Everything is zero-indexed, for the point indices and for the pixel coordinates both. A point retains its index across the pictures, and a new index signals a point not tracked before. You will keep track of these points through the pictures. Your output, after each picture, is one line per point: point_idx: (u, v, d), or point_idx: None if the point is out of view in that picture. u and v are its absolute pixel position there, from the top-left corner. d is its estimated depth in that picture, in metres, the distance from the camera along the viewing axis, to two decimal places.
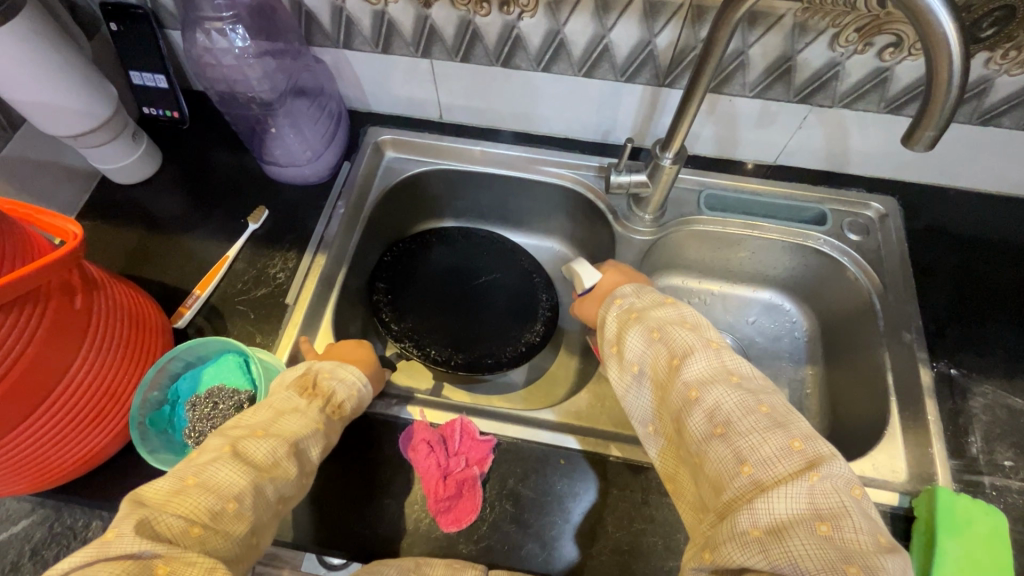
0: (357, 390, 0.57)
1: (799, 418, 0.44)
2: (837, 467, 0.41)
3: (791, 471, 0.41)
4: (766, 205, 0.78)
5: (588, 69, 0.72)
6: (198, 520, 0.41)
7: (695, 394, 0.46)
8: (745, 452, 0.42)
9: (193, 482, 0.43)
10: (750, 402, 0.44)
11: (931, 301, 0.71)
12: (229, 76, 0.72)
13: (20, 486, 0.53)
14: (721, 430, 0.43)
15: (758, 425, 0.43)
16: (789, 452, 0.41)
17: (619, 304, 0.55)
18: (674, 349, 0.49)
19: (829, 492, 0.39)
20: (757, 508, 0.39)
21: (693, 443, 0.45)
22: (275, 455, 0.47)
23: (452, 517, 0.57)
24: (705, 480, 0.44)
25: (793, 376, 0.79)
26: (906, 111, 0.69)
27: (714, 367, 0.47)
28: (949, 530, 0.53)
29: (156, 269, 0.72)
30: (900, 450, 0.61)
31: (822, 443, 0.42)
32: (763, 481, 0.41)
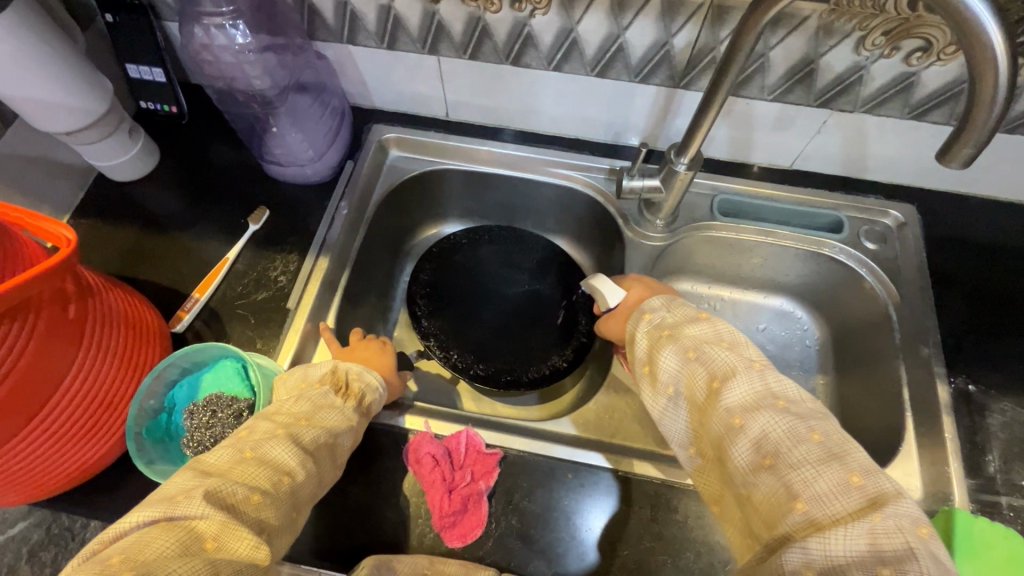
0: (380, 392, 0.57)
1: (856, 448, 0.42)
2: (903, 506, 0.38)
3: (851, 509, 0.39)
4: (780, 210, 0.76)
5: (601, 69, 0.69)
6: (258, 490, 0.41)
7: (739, 422, 0.44)
8: (798, 486, 0.40)
9: (252, 455, 0.44)
10: (801, 429, 0.42)
11: (949, 314, 0.69)
12: (227, 73, 0.70)
13: (14, 497, 0.52)
14: (770, 462, 0.42)
15: (811, 456, 0.41)
16: (847, 488, 0.40)
17: (648, 319, 0.54)
18: (714, 370, 0.47)
19: (892, 532, 0.37)
20: (810, 546, 0.38)
21: (740, 476, 0.44)
22: (318, 443, 0.47)
23: (457, 532, 0.56)
24: (756, 514, 0.43)
25: (804, 387, 0.77)
26: (931, 117, 0.66)
27: (758, 391, 0.45)
28: (967, 555, 0.52)
29: (153, 269, 0.70)
30: (915, 467, 0.60)
31: (883, 479, 0.40)
32: (819, 519, 0.39)
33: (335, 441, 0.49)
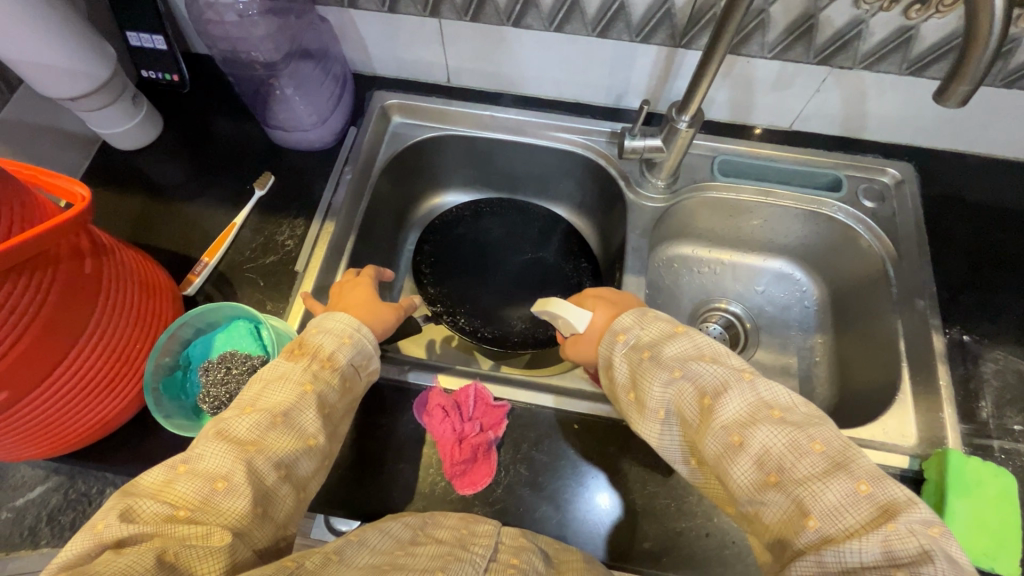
0: (349, 338, 0.54)
1: (860, 454, 0.42)
2: (917, 511, 0.39)
3: (863, 521, 0.39)
4: (780, 171, 0.77)
5: (603, 29, 0.70)
6: (185, 505, 0.42)
7: (738, 440, 0.44)
8: (808, 502, 0.41)
9: (183, 469, 0.44)
10: (802, 441, 0.43)
11: (945, 269, 0.70)
12: (232, 34, 0.67)
13: (34, 451, 0.53)
14: (775, 479, 0.43)
15: (815, 469, 0.42)
16: (856, 498, 0.40)
17: (623, 340, 0.53)
18: (704, 388, 0.47)
19: (905, 538, 0.37)
20: (826, 557, 0.39)
21: (745, 495, 0.44)
22: (258, 429, 0.47)
23: (467, 480, 0.58)
24: (767, 530, 0.44)
25: (802, 345, 0.80)
26: (929, 72, 0.67)
27: (752, 403, 0.46)
28: (959, 491, 0.54)
29: (162, 235, 0.71)
30: (910, 415, 0.62)
31: (892, 486, 0.40)
32: (832, 534, 0.40)
33: (286, 422, 0.48)
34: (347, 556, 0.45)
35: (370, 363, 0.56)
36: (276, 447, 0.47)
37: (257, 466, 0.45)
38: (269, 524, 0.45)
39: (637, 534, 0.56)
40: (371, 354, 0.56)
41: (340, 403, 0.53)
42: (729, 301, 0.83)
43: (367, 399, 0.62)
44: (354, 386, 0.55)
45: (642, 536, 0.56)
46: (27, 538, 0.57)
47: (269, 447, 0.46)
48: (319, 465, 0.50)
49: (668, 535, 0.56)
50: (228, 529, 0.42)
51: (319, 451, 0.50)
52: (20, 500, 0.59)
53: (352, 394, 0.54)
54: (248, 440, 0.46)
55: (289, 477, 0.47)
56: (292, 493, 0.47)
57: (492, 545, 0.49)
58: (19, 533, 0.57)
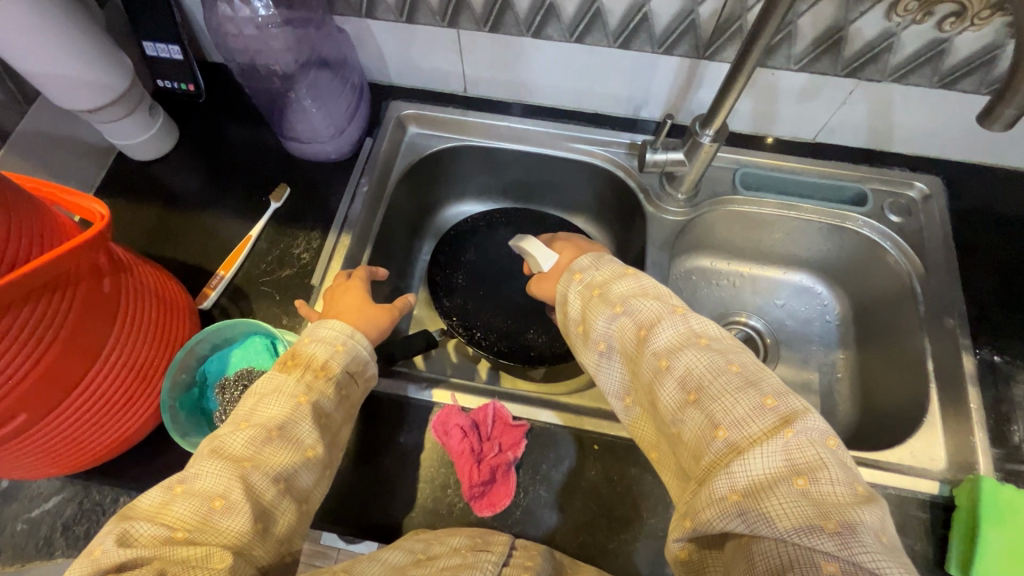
0: (342, 346, 0.53)
1: (771, 374, 0.44)
2: (812, 420, 0.40)
3: (767, 430, 0.40)
4: (803, 184, 0.75)
5: (624, 40, 0.69)
6: (183, 526, 0.42)
7: (665, 363, 0.46)
8: (718, 415, 0.42)
9: (179, 490, 0.44)
10: (721, 362, 0.44)
11: (974, 286, 0.69)
12: (251, 47, 0.69)
13: (51, 469, 0.53)
14: (694, 398, 0.44)
15: (729, 386, 0.43)
16: (762, 410, 0.41)
17: (579, 279, 0.55)
18: (640, 320, 0.49)
19: (804, 446, 0.39)
20: (734, 471, 0.39)
21: (669, 416, 0.45)
22: (254, 445, 0.46)
23: (486, 501, 0.57)
24: (684, 450, 0.44)
25: (823, 360, 0.78)
26: (961, 85, 0.65)
27: (682, 332, 0.47)
28: (994, 521, 0.52)
29: (179, 246, 0.71)
30: (939, 437, 0.60)
31: (793, 398, 0.42)
32: (739, 444, 0.41)
33: (282, 436, 0.47)
34: None
35: (367, 369, 0.55)
36: (272, 461, 0.46)
37: (254, 483, 0.45)
38: (270, 539, 0.44)
39: (658, 558, 0.55)
40: (366, 360, 0.55)
41: (337, 412, 0.52)
42: (750, 314, 0.81)
43: (384, 417, 0.62)
44: (351, 394, 0.54)
45: (663, 560, 0.55)
46: (42, 549, 0.57)
47: (265, 462, 0.46)
48: (320, 475, 0.49)
49: None
50: (227, 548, 0.41)
51: (318, 461, 0.49)
52: (36, 511, 0.58)
53: (350, 402, 0.54)
54: (244, 456, 0.46)
55: (290, 489, 0.47)
56: (294, 506, 0.47)
57: (505, 552, 0.48)
58: (35, 544, 0.57)
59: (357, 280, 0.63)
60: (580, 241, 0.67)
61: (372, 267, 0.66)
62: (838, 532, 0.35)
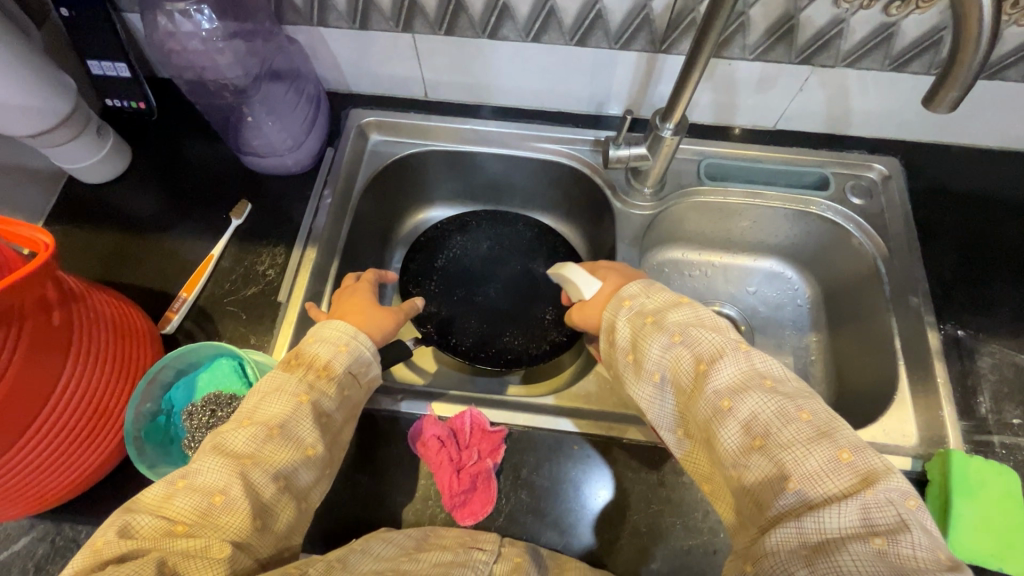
0: (345, 346, 0.53)
1: (845, 426, 0.42)
2: (894, 481, 0.39)
3: (843, 487, 0.39)
4: (766, 172, 0.76)
5: (581, 37, 0.68)
6: (183, 520, 0.42)
7: (727, 404, 0.44)
8: (790, 465, 0.41)
9: (182, 484, 0.44)
10: (790, 409, 0.43)
11: (938, 263, 0.70)
12: (196, 62, 0.67)
13: (14, 511, 0.51)
14: (760, 443, 0.42)
15: (800, 435, 0.42)
16: (838, 466, 0.40)
17: (628, 306, 0.53)
18: (699, 353, 0.47)
19: (883, 506, 0.38)
20: (805, 521, 0.38)
21: (729, 459, 0.44)
22: (254, 444, 0.46)
23: (468, 510, 0.56)
24: (746, 496, 0.43)
25: (798, 345, 0.79)
26: (911, 67, 0.66)
27: (745, 371, 0.45)
28: (963, 494, 0.54)
29: (139, 271, 0.69)
30: (910, 414, 0.61)
31: (873, 456, 0.40)
32: (811, 498, 0.40)
33: (283, 434, 0.47)
34: (351, 564, 0.46)
35: (369, 371, 0.54)
36: (273, 459, 0.46)
37: (254, 480, 0.44)
38: (269, 535, 0.44)
39: (645, 555, 0.55)
40: (370, 361, 0.54)
41: (339, 411, 0.51)
42: (723, 303, 0.82)
43: (360, 432, 0.61)
44: (353, 395, 0.53)
45: (648, 556, 0.55)
46: None
47: (265, 459, 0.45)
48: (320, 474, 0.49)
49: (674, 555, 0.55)
50: (226, 541, 0.42)
51: (318, 460, 0.49)
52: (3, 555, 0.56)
53: (351, 403, 0.53)
54: (244, 453, 0.45)
55: (289, 487, 0.46)
56: (293, 503, 0.46)
57: (495, 549, 0.51)
58: None
59: (365, 285, 0.63)
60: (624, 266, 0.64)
61: (382, 270, 0.68)
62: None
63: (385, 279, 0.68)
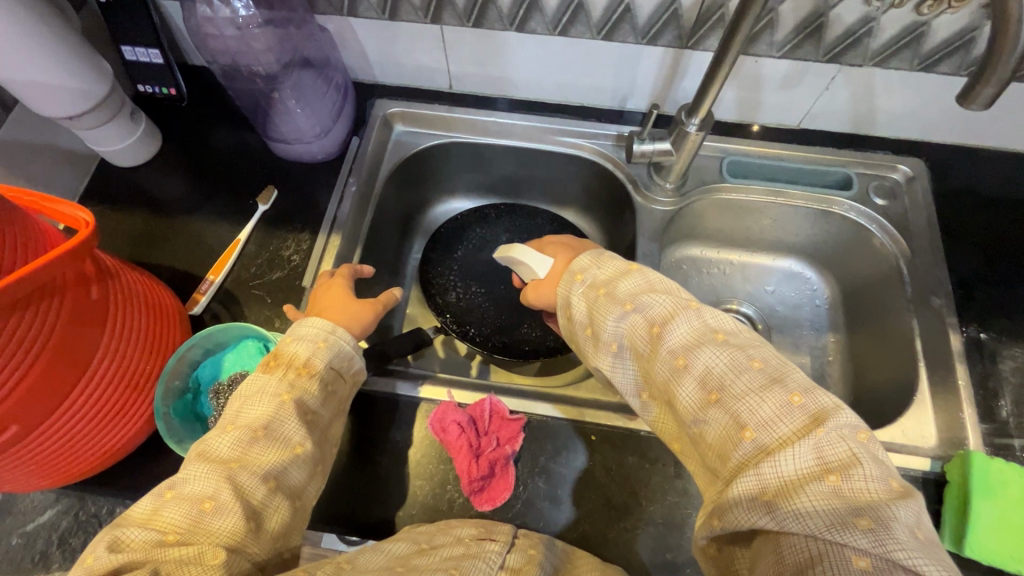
0: (324, 342, 0.54)
1: (795, 370, 0.42)
2: (843, 417, 0.39)
3: (794, 429, 0.39)
4: (789, 171, 0.76)
5: (608, 31, 0.69)
6: (174, 530, 0.42)
7: (682, 362, 0.44)
8: (744, 415, 0.41)
9: (170, 495, 0.44)
10: (741, 359, 0.43)
11: (961, 264, 0.70)
12: (233, 48, 0.68)
13: (46, 481, 0.53)
14: (715, 397, 0.42)
15: (753, 384, 0.42)
16: (789, 408, 0.40)
17: (581, 280, 0.54)
18: (652, 318, 0.48)
19: (834, 441, 0.37)
20: (763, 470, 0.38)
21: (689, 416, 0.44)
22: (239, 446, 0.47)
23: (486, 496, 0.57)
24: (709, 451, 0.43)
25: (815, 345, 0.79)
26: (940, 68, 0.66)
27: (697, 328, 0.46)
28: (983, 493, 0.54)
29: (166, 253, 0.70)
30: (930, 415, 0.61)
31: (821, 395, 0.40)
32: (767, 445, 0.39)
33: (269, 435, 0.48)
34: (360, 563, 0.46)
35: (352, 364, 0.56)
36: (260, 461, 0.47)
37: (243, 482, 0.45)
38: (264, 536, 0.45)
39: (660, 545, 0.56)
40: (351, 355, 0.56)
41: (324, 408, 0.53)
42: (741, 302, 0.82)
43: (382, 416, 0.62)
44: (338, 390, 0.55)
45: (663, 546, 0.56)
46: (38, 562, 0.56)
47: (252, 462, 0.46)
48: (311, 472, 0.50)
49: (689, 545, 0.56)
50: (220, 545, 0.42)
51: (307, 458, 0.50)
52: (30, 525, 0.58)
53: (337, 399, 0.54)
54: (230, 457, 0.47)
55: (280, 487, 0.47)
56: (285, 504, 0.47)
57: (508, 540, 0.50)
58: (30, 558, 0.56)
59: (339, 278, 0.63)
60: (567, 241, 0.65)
61: (358, 265, 0.66)
62: (871, 529, 0.34)
63: (362, 274, 0.66)
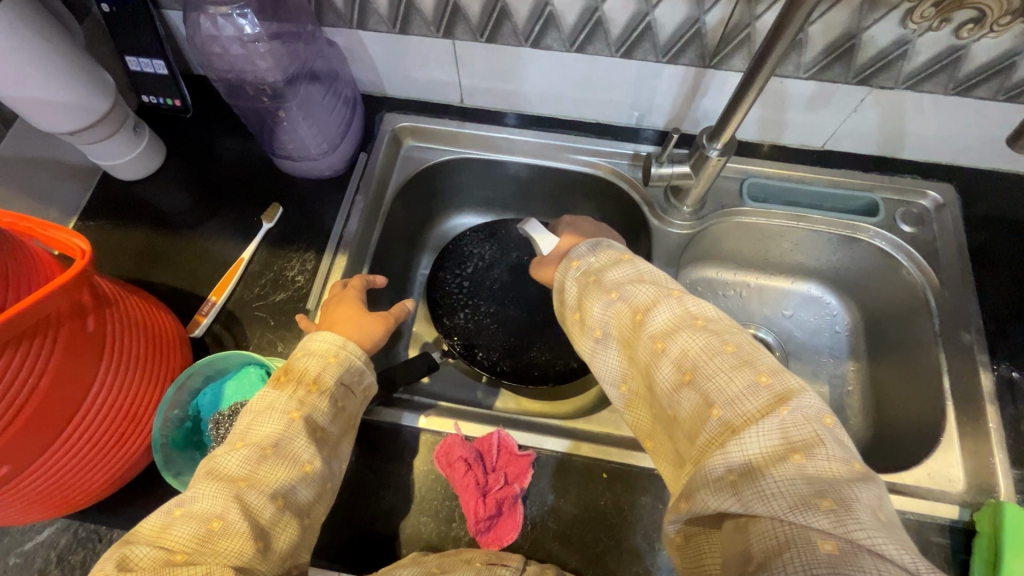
0: (335, 357, 0.53)
1: (767, 354, 0.42)
2: (808, 398, 0.39)
3: (760, 408, 0.39)
4: (812, 194, 0.73)
5: (627, 49, 0.66)
6: (182, 549, 0.41)
7: (661, 346, 0.44)
8: (713, 394, 0.40)
9: (179, 513, 0.43)
10: (716, 342, 0.43)
11: (993, 298, 0.67)
12: (238, 65, 0.66)
13: (43, 513, 0.51)
14: (689, 377, 0.42)
15: (725, 365, 0.41)
16: (756, 389, 0.40)
17: (575, 267, 0.55)
18: (636, 306, 0.48)
19: (800, 423, 0.37)
20: (729, 450, 0.37)
21: (664, 398, 0.43)
22: (248, 465, 0.46)
23: (493, 535, 0.54)
24: (680, 432, 0.42)
25: (834, 373, 0.76)
26: (977, 92, 0.63)
27: (677, 314, 0.46)
28: (1016, 552, 0.51)
29: (168, 271, 0.68)
30: (957, 458, 0.58)
31: (790, 377, 0.40)
32: (733, 422, 0.39)
33: (278, 453, 0.46)
34: None
35: (363, 379, 0.54)
36: (269, 479, 0.45)
37: (252, 501, 0.44)
38: (272, 557, 0.43)
39: None
40: (362, 370, 0.54)
41: (333, 425, 0.51)
42: (758, 326, 0.79)
43: (387, 447, 0.60)
44: (348, 406, 0.52)
45: None
46: None
47: (261, 480, 0.45)
48: (320, 490, 0.48)
49: None
50: (228, 565, 0.40)
51: (316, 477, 0.48)
52: (27, 545, 0.56)
53: (347, 414, 0.52)
54: (239, 475, 0.45)
55: (289, 505, 0.46)
56: (295, 521, 0.46)
57: (519, 566, 0.49)
58: None
59: (351, 289, 0.62)
60: (570, 224, 0.65)
61: (371, 275, 0.64)
62: (833, 509, 0.33)
63: (375, 284, 0.64)
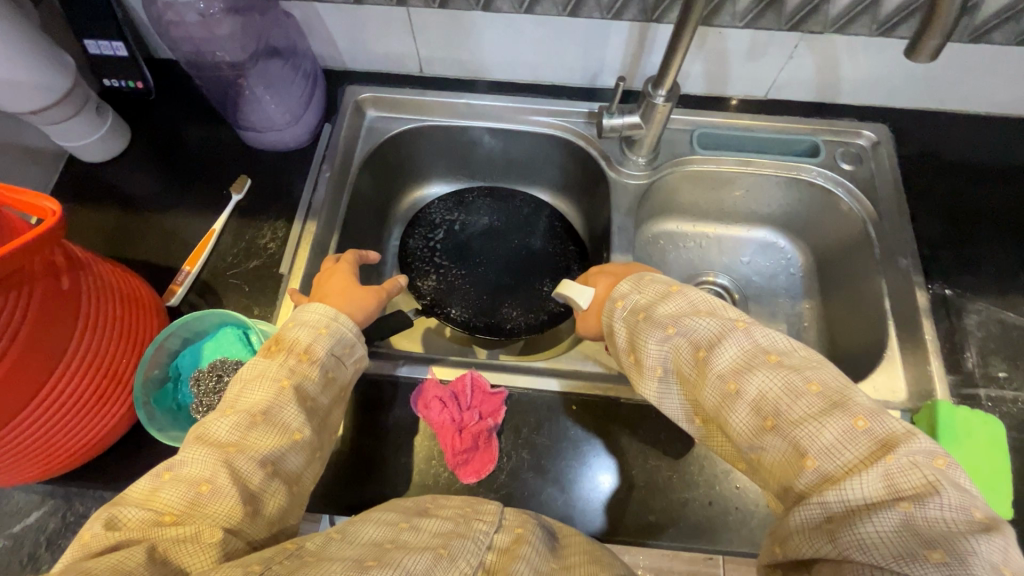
0: (326, 328, 0.53)
1: (856, 393, 0.41)
2: (916, 442, 0.37)
3: (862, 456, 0.37)
4: (758, 141, 0.77)
5: (573, 8, 0.70)
6: (171, 511, 0.41)
7: (734, 387, 0.43)
8: (804, 442, 0.39)
9: (168, 476, 0.43)
10: (797, 382, 0.41)
11: (926, 226, 0.71)
12: (195, 35, 0.68)
13: (30, 474, 0.53)
14: (772, 423, 0.41)
15: (812, 409, 0.40)
16: (854, 434, 0.38)
17: (621, 307, 0.52)
18: (698, 341, 0.46)
19: (908, 469, 0.35)
20: (827, 498, 0.37)
21: (745, 442, 0.43)
22: (238, 431, 0.46)
23: (471, 468, 0.58)
24: (770, 475, 0.42)
25: (791, 312, 0.80)
26: (898, 32, 0.68)
27: (748, 349, 0.44)
28: (950, 441, 0.55)
29: (140, 248, 0.70)
30: (899, 371, 0.63)
31: (890, 420, 0.38)
32: (832, 473, 0.38)
33: (267, 420, 0.47)
34: (349, 534, 0.44)
35: (354, 351, 0.54)
36: (258, 446, 0.45)
37: (240, 467, 0.44)
38: (261, 520, 0.44)
39: (643, 508, 0.57)
40: (353, 342, 0.54)
41: (323, 396, 0.51)
42: (717, 273, 0.83)
43: (366, 399, 0.62)
44: (339, 376, 0.53)
45: (646, 509, 0.57)
46: (27, 565, 0.56)
47: (250, 447, 0.45)
48: (309, 458, 0.49)
49: (673, 506, 0.57)
50: (219, 527, 0.41)
51: (305, 444, 0.48)
52: (16, 528, 0.58)
53: (338, 384, 0.53)
54: (228, 441, 0.45)
55: (278, 472, 0.46)
56: (283, 488, 0.46)
57: (496, 520, 0.48)
58: (19, 562, 0.56)
59: (343, 264, 0.63)
60: (615, 265, 0.63)
61: (363, 252, 0.67)
62: (945, 562, 0.32)
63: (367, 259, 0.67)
